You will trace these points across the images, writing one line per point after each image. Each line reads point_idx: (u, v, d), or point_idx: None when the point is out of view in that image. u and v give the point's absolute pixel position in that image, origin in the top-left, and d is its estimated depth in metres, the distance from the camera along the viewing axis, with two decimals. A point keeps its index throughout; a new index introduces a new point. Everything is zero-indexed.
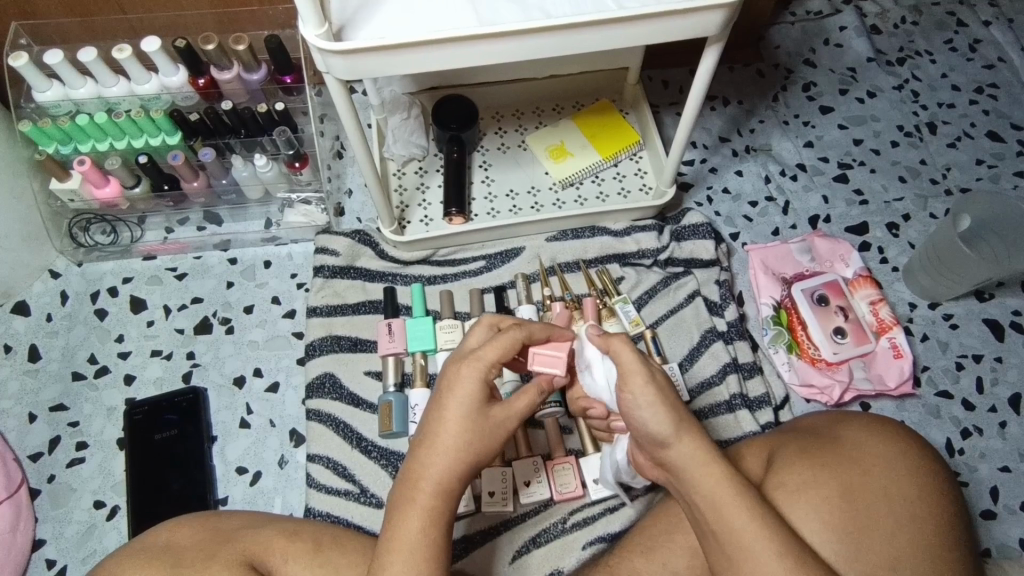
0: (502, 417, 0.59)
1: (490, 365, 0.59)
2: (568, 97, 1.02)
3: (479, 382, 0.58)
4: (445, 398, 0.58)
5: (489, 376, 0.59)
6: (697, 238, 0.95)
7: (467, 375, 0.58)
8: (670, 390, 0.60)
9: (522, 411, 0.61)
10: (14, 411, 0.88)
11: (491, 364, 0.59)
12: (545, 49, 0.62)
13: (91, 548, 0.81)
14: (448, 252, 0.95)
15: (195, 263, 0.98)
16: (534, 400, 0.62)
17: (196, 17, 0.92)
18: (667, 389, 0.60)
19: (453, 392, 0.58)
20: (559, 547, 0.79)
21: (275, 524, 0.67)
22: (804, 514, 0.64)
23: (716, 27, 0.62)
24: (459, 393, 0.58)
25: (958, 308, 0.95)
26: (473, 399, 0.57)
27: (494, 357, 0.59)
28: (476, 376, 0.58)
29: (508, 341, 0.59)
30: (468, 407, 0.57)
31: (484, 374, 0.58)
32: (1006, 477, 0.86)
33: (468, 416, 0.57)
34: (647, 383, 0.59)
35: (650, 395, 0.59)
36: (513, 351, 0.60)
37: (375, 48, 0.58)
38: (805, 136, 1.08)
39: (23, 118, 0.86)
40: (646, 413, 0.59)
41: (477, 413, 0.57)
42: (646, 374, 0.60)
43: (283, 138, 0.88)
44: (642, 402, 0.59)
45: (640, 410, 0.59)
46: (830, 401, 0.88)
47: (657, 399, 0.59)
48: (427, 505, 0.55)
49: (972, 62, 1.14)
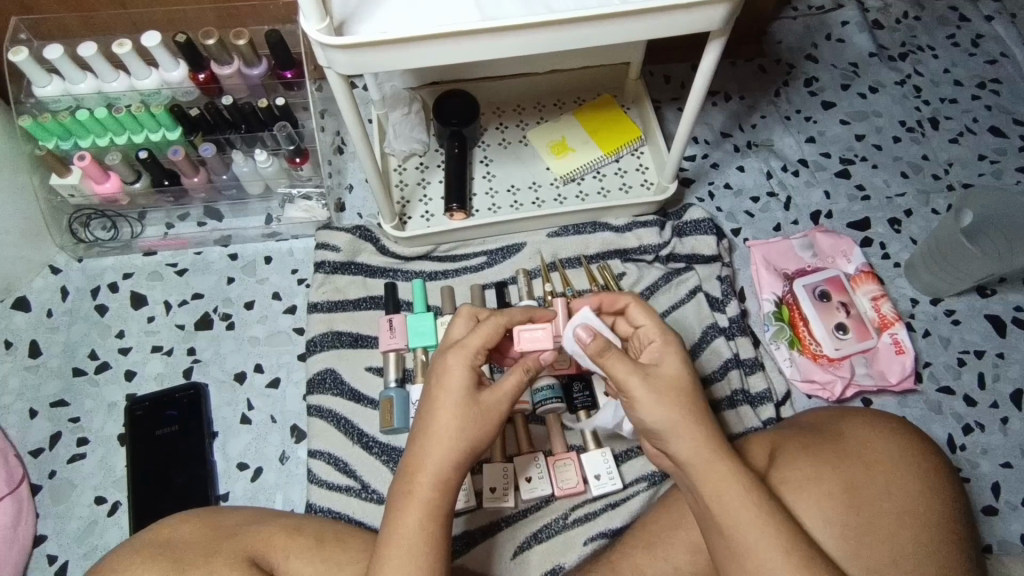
0: (493, 401, 0.58)
1: (475, 352, 0.59)
2: (569, 92, 1.02)
3: (467, 371, 0.58)
4: (435, 387, 0.58)
5: (475, 364, 0.59)
6: (699, 233, 0.94)
7: (455, 365, 0.58)
8: (671, 385, 0.60)
9: (514, 388, 0.60)
10: (15, 406, 0.88)
11: (476, 351, 0.59)
12: (547, 44, 0.62)
13: (92, 544, 0.81)
14: (449, 248, 0.95)
15: (196, 259, 0.97)
16: (524, 375, 0.60)
17: (196, 12, 0.92)
18: (666, 386, 0.60)
19: (442, 382, 0.58)
20: (560, 543, 0.79)
21: (277, 520, 0.67)
22: (807, 510, 0.64)
23: (719, 22, 0.62)
24: (449, 383, 0.58)
25: (959, 304, 0.95)
26: (464, 387, 0.58)
27: (480, 343, 0.59)
28: (462, 365, 0.58)
29: (491, 328, 0.60)
30: (458, 396, 0.57)
31: (469, 362, 0.59)
32: (1008, 473, 0.86)
33: (460, 406, 0.57)
34: (647, 389, 0.59)
35: (649, 401, 0.59)
36: (498, 335, 0.61)
37: (377, 42, 0.58)
38: (807, 131, 1.08)
39: (23, 114, 0.86)
40: (647, 414, 0.59)
41: (467, 401, 0.57)
42: (644, 382, 0.59)
43: (283, 133, 0.88)
44: (640, 406, 0.59)
45: (641, 412, 0.59)
46: (831, 397, 0.88)
47: (657, 400, 0.59)
48: (427, 498, 0.55)
49: (975, 57, 1.14)
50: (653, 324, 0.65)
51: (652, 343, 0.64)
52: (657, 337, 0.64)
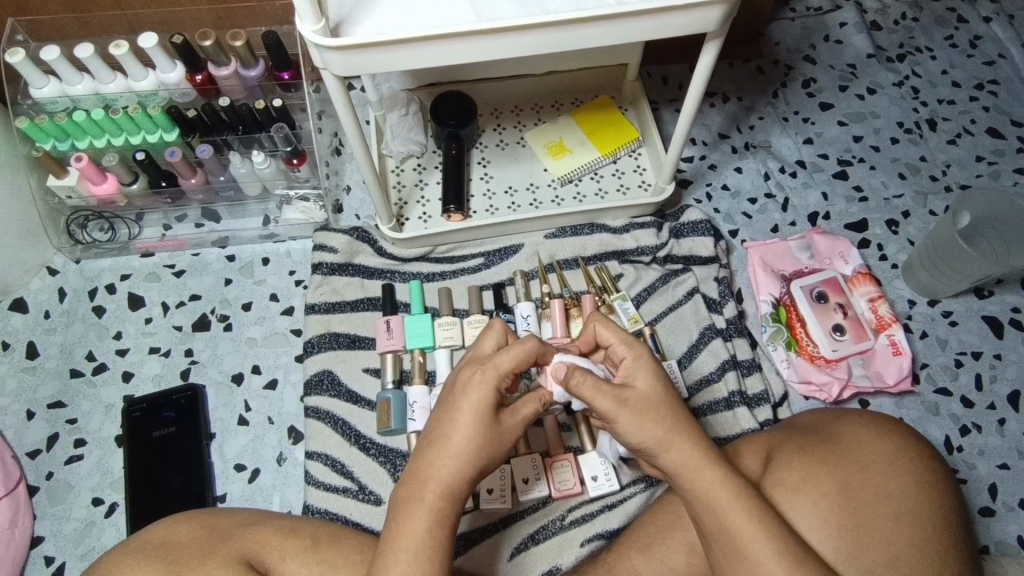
0: (511, 424, 0.59)
1: (503, 374, 0.58)
2: (567, 93, 1.02)
3: (493, 392, 0.57)
4: (457, 400, 0.57)
5: (501, 385, 0.58)
6: (696, 235, 0.94)
7: (479, 380, 0.57)
8: (650, 404, 0.59)
9: (528, 417, 0.60)
10: (12, 408, 0.88)
11: (504, 373, 0.58)
12: (542, 46, 0.61)
13: (89, 545, 0.81)
14: (447, 249, 0.95)
15: (193, 260, 0.97)
16: (539, 405, 0.62)
17: (193, 12, 0.92)
18: (654, 403, 0.59)
19: (465, 397, 0.57)
20: (558, 545, 0.79)
21: (274, 522, 0.67)
22: (803, 512, 0.64)
23: (716, 23, 0.62)
24: (471, 399, 0.57)
25: (957, 305, 0.95)
26: (486, 406, 0.57)
27: (509, 366, 0.58)
28: (487, 384, 0.57)
29: (523, 351, 0.59)
30: (478, 413, 0.57)
31: (497, 383, 0.58)
32: (1005, 475, 0.86)
33: (479, 422, 0.57)
34: (624, 412, 0.58)
35: (630, 422, 0.58)
36: (528, 361, 0.59)
37: (372, 44, 0.58)
38: (805, 132, 1.08)
39: (21, 115, 0.86)
40: (630, 434, 0.59)
41: (488, 419, 0.57)
42: (618, 406, 0.58)
43: (281, 134, 0.89)
44: (625, 429, 0.58)
45: (624, 433, 0.59)
46: (828, 398, 0.88)
47: (637, 419, 0.58)
48: (434, 505, 0.55)
49: (972, 58, 1.14)
50: (618, 339, 0.62)
51: (622, 358, 0.61)
52: (627, 352, 0.61)
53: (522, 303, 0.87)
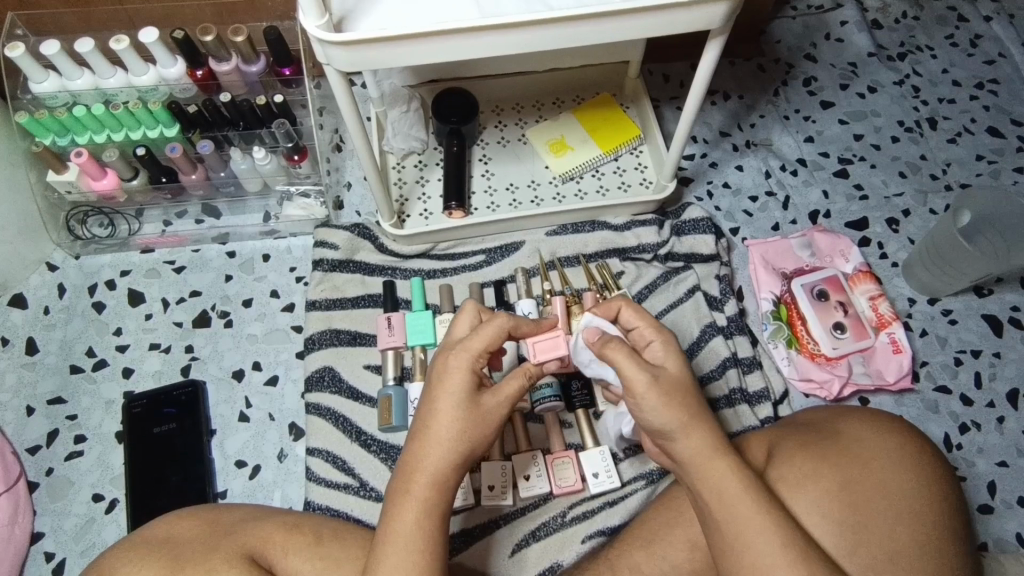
0: (495, 404, 0.58)
1: (477, 355, 0.58)
2: (568, 90, 1.02)
3: (469, 375, 0.57)
4: (436, 389, 0.57)
5: (477, 367, 0.58)
6: (697, 232, 0.94)
7: (456, 367, 0.57)
8: (677, 389, 0.59)
9: (514, 395, 0.60)
10: (12, 404, 0.88)
11: (477, 354, 0.58)
12: (545, 42, 0.61)
13: (90, 541, 0.81)
14: (447, 246, 0.95)
15: (194, 256, 0.97)
16: (526, 379, 0.60)
17: (194, 9, 0.92)
18: (673, 386, 0.59)
19: (443, 385, 0.57)
20: (559, 541, 0.80)
21: (276, 518, 0.67)
22: (806, 507, 0.64)
23: (719, 20, 0.62)
24: (449, 387, 0.57)
25: (957, 304, 0.95)
26: (464, 389, 0.57)
27: (481, 346, 0.58)
28: (464, 368, 0.57)
29: (492, 331, 0.59)
30: (457, 398, 0.57)
31: (472, 365, 0.58)
32: (1004, 472, 0.86)
33: (460, 407, 0.57)
34: (654, 390, 0.58)
35: (658, 402, 0.58)
36: (500, 338, 0.59)
37: (376, 39, 0.58)
38: (805, 131, 1.08)
39: (20, 110, 0.86)
40: (653, 414, 0.59)
41: (467, 403, 0.57)
42: (650, 382, 0.58)
43: (282, 130, 0.88)
44: (650, 409, 0.58)
45: (647, 411, 0.59)
46: (829, 396, 0.88)
47: (665, 401, 0.58)
48: (424, 496, 0.55)
49: (973, 57, 1.14)
50: (643, 323, 0.64)
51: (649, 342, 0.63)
52: (654, 336, 0.63)
53: (524, 300, 0.87)
